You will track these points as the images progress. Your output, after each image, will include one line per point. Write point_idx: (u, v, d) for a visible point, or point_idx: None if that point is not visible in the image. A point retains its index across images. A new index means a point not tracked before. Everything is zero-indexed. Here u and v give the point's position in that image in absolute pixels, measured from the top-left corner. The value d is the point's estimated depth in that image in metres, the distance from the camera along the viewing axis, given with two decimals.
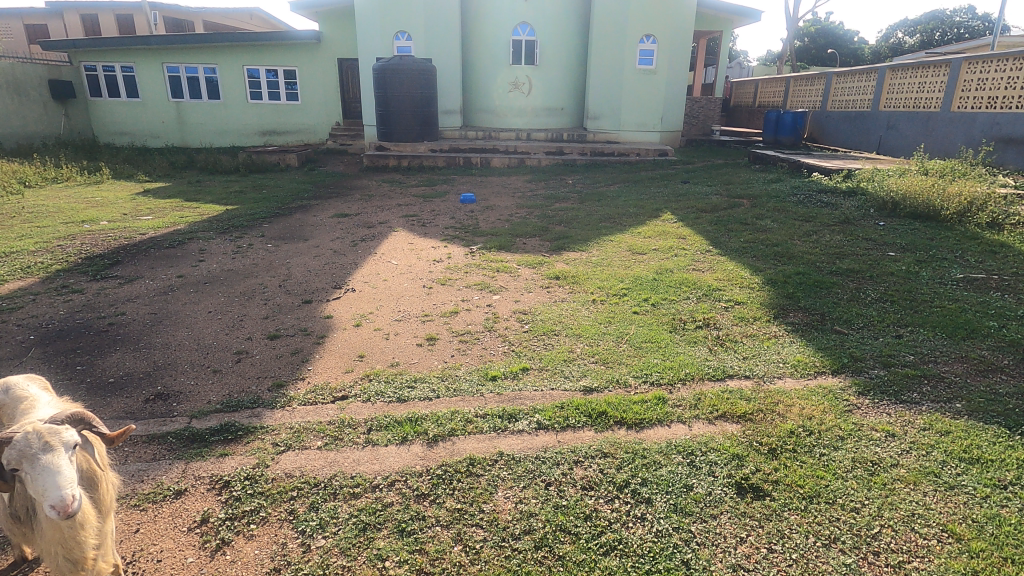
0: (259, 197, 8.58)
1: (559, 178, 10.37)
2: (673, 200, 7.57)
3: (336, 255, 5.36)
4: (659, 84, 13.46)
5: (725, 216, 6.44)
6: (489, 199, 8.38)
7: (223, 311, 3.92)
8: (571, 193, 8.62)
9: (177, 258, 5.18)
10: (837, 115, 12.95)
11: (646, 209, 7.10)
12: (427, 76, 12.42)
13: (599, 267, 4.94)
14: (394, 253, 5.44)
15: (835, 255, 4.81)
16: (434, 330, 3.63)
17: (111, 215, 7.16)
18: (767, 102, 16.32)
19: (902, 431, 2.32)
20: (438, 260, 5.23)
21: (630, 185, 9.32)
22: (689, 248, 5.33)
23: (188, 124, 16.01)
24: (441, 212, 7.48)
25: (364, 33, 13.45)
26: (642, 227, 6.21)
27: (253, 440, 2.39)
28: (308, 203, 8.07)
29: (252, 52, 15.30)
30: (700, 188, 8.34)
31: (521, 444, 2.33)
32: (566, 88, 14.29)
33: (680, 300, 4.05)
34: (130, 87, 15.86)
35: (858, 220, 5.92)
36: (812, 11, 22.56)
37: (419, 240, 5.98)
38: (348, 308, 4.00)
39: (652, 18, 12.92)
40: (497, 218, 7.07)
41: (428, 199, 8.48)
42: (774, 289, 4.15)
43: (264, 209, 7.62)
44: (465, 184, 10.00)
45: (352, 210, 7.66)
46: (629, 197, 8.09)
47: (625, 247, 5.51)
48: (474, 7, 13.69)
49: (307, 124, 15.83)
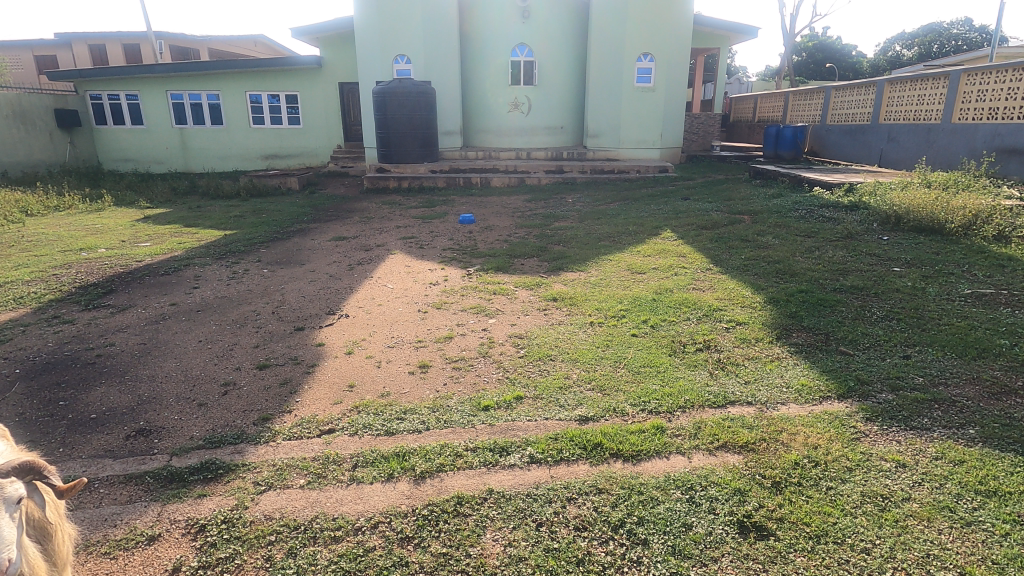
0: (258, 221, 8.58)
1: (559, 197, 10.34)
2: (674, 217, 7.51)
3: (331, 280, 5.31)
4: (658, 101, 13.50)
5: (725, 232, 6.37)
6: (488, 219, 8.34)
7: (213, 340, 3.85)
8: (570, 212, 8.58)
9: (171, 285, 5.14)
10: (837, 128, 12.92)
11: (645, 226, 7.04)
12: (427, 98, 12.50)
13: (598, 288, 4.85)
14: (390, 277, 5.39)
15: (838, 272, 4.72)
16: (427, 356, 3.54)
17: (109, 242, 7.16)
18: (767, 116, 16.34)
19: (914, 461, 2.21)
20: (434, 283, 5.16)
21: (630, 202, 9.28)
22: (689, 266, 5.25)
23: (191, 150, 16.17)
24: (439, 233, 7.44)
25: (365, 56, 13.59)
26: (642, 245, 6.14)
27: (234, 479, 2.30)
28: (306, 227, 8.06)
29: (254, 78, 15.50)
30: (701, 205, 8.28)
31: (512, 480, 2.22)
32: (565, 107, 14.35)
33: (680, 321, 3.95)
34: (134, 115, 16.08)
35: (861, 234, 5.83)
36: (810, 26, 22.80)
37: (417, 262, 5.93)
38: (340, 334, 3.92)
39: (649, 36, 13.02)
40: (495, 239, 7.02)
41: (427, 220, 8.46)
42: (777, 308, 4.05)
43: (263, 234, 7.60)
44: (465, 205, 9.99)
45: (351, 232, 7.63)
46: (629, 214, 8.04)
47: (624, 266, 5.44)
48: (473, 29, 13.85)
49: (309, 147, 15.96)
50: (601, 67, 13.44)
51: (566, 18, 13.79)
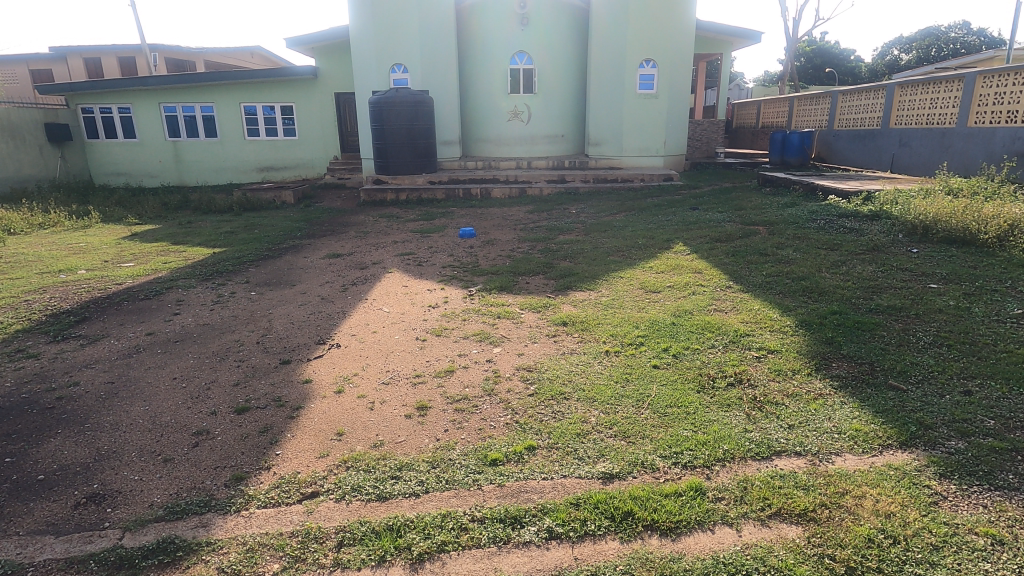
0: (250, 237, 8.24)
1: (562, 208, 10.00)
2: (684, 228, 7.17)
3: (323, 304, 4.94)
4: (661, 108, 13.20)
5: (741, 245, 6.02)
6: (489, 233, 8.01)
7: (189, 377, 3.48)
8: (576, 224, 8.24)
9: (150, 312, 4.78)
10: (845, 134, 12.61)
11: (656, 239, 6.69)
12: (425, 108, 12.21)
13: (610, 310, 4.49)
14: (387, 298, 5.04)
15: (871, 290, 4.36)
16: (425, 395, 3.16)
17: (91, 262, 6.81)
18: (771, 122, 16.05)
19: (1012, 537, 1.84)
20: (433, 305, 4.81)
21: (636, 213, 8.95)
22: (707, 284, 4.90)
23: (185, 163, 15.86)
24: (439, 248, 7.10)
25: (360, 66, 13.32)
26: (654, 261, 5.79)
27: (196, 564, 1.93)
28: (300, 243, 7.71)
29: (249, 89, 15.23)
30: (711, 215, 7.96)
31: (529, 565, 1.86)
32: (566, 115, 14.06)
33: (705, 349, 3.59)
34: (127, 128, 15.80)
35: (887, 246, 5.48)
36: (811, 31, 22.59)
37: (415, 281, 5.57)
38: (330, 369, 3.55)
39: (652, 42, 12.74)
40: (498, 254, 6.67)
41: (426, 235, 8.12)
42: (810, 333, 3.68)
43: (254, 251, 7.26)
44: (465, 217, 9.66)
45: (346, 249, 7.29)
46: (637, 226, 7.70)
47: (637, 284, 5.08)
48: (472, 37, 13.59)
49: (305, 159, 15.66)
50: (603, 74, 13.15)
51: (566, 25, 13.55)
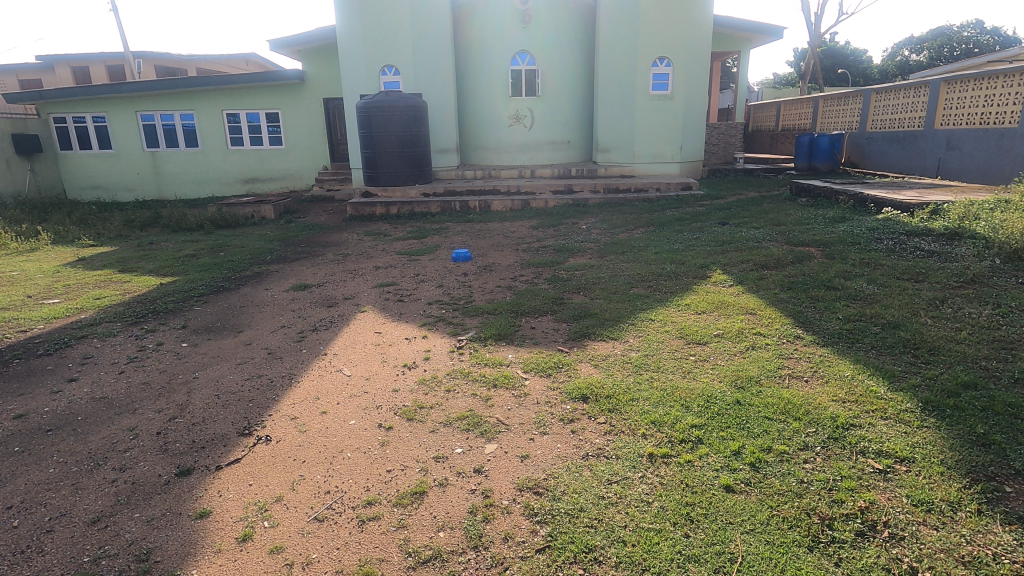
0: (212, 262, 7.16)
1: (571, 222, 8.90)
2: (718, 250, 6.04)
3: (269, 361, 3.82)
4: (676, 110, 12.08)
5: (795, 274, 4.87)
6: (488, 255, 6.90)
7: (32, 504, 2.34)
8: (588, 244, 7.13)
9: (39, 376, 3.67)
10: (880, 136, 11.48)
11: (686, 264, 5.57)
12: (418, 114, 11.12)
13: (644, 373, 3.35)
14: (351, 354, 3.91)
15: (998, 346, 3.22)
16: (372, 553, 2.02)
17: (11, 297, 5.71)
18: (794, 124, 14.93)
19: None
20: (411, 364, 3.68)
21: (656, 229, 7.84)
22: (768, 333, 3.77)
23: (164, 174, 14.83)
24: (427, 277, 5.99)
25: (348, 68, 12.28)
26: (690, 295, 4.67)
27: None
28: (266, 270, 6.62)
29: (231, 96, 14.22)
30: (746, 232, 6.84)
31: None
32: (571, 119, 12.97)
33: (798, 454, 2.42)
34: (103, 138, 14.82)
35: (989, 276, 4.32)
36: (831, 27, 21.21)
37: (391, 326, 4.46)
38: (244, 489, 2.41)
39: (665, 39, 11.64)
40: (497, 284, 5.56)
41: (414, 257, 7.01)
42: (947, 423, 2.52)
43: (209, 282, 6.16)
44: (461, 234, 8.56)
45: (318, 277, 6.19)
46: (660, 247, 6.58)
47: (674, 331, 3.97)
48: (469, 38, 12.55)
49: (292, 169, 14.62)
50: (612, 75, 12.07)
51: (571, 22, 12.49)
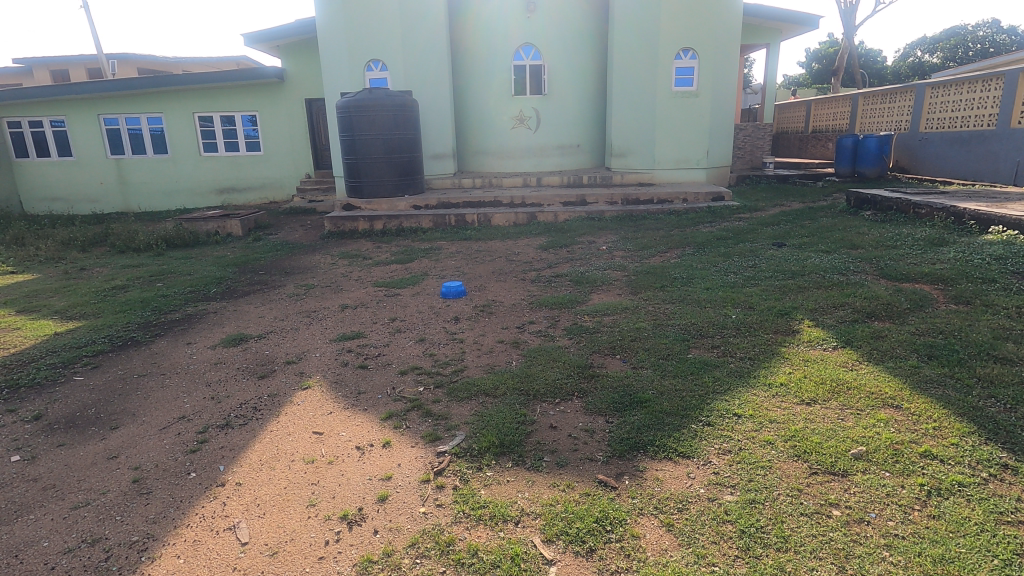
0: (140, 297, 5.69)
1: (587, 240, 7.46)
2: (793, 285, 4.57)
3: (128, 500, 2.36)
4: (701, 108, 10.63)
5: (928, 331, 3.40)
6: (487, 288, 5.44)
7: None
8: (612, 273, 5.67)
9: None
10: (937, 137, 10.04)
11: (758, 309, 4.10)
12: (408, 115, 9.68)
13: (763, 556, 1.88)
14: (262, 487, 2.42)
15: None
16: None
17: None
18: (828, 124, 13.46)
19: None
20: (353, 516, 2.20)
21: (695, 251, 6.36)
22: (947, 455, 2.28)
23: (129, 184, 13.41)
24: (406, 322, 4.53)
25: (329, 63, 10.83)
26: (781, 367, 3.20)
27: None
28: (202, 310, 5.17)
29: (202, 96, 12.80)
30: (816, 257, 5.37)
31: None
32: (582, 119, 11.52)
33: None
34: (63, 144, 13.41)
35: None
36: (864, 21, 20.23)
37: (341, 420, 2.99)
38: None
39: (690, 27, 10.22)
40: (499, 336, 4.10)
41: (393, 291, 5.55)
42: None
43: (121, 328, 4.71)
44: (456, 256, 7.12)
45: (264, 323, 4.73)
46: (709, 278, 5.10)
47: (783, 443, 2.48)
48: (466, 31, 11.12)
49: (271, 178, 13.21)
50: (629, 70, 10.60)
51: (582, 10, 11.04)
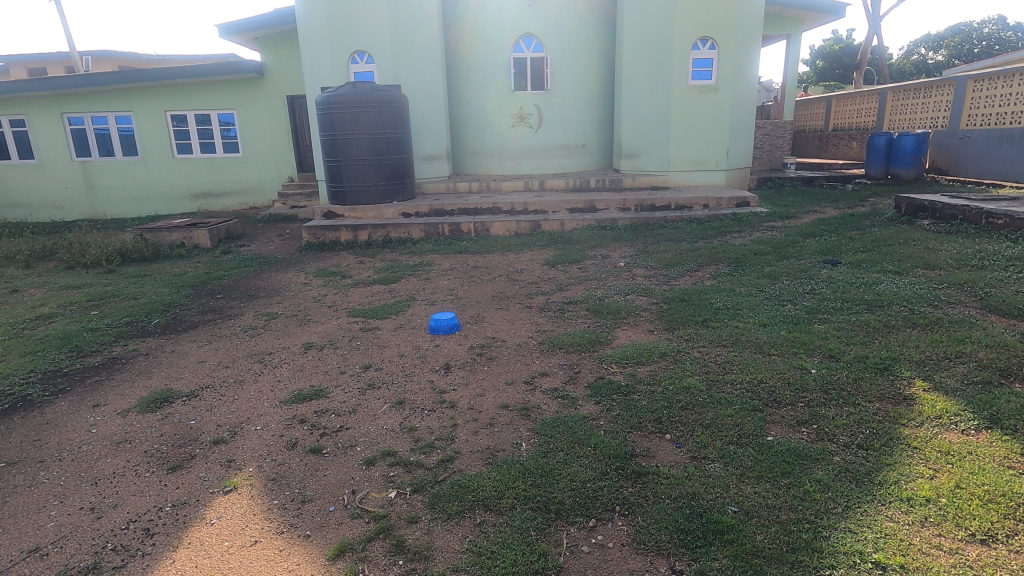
0: (65, 331, 4.69)
1: (599, 255, 6.46)
2: (877, 321, 3.58)
3: None
4: (720, 104, 9.65)
5: None
6: (485, 321, 4.43)
7: None
8: (637, 300, 4.67)
9: None
10: (981, 134, 9.09)
11: (843, 359, 3.11)
12: (396, 112, 8.67)
13: None
14: None
15: None
16: None
17: None
18: (852, 121, 12.48)
19: None
20: None
21: (731, 270, 5.37)
22: None
23: (97, 188, 12.37)
24: (381, 373, 3.52)
25: (310, 56, 9.82)
26: (912, 466, 2.20)
27: None
28: (132, 352, 4.16)
29: (174, 93, 11.76)
30: (888, 281, 4.38)
31: None
32: (588, 116, 10.53)
33: None
34: (24, 146, 12.37)
35: None
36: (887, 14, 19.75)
37: (269, 558, 1.99)
38: None
39: (709, 14, 9.24)
40: (502, 398, 3.08)
41: (370, 324, 4.54)
42: None
43: (18, 379, 3.69)
44: (448, 274, 6.13)
45: (203, 371, 3.72)
46: (761, 309, 4.11)
47: None
48: (461, 21, 10.12)
49: (250, 181, 12.19)
50: (641, 62, 9.61)
51: None
